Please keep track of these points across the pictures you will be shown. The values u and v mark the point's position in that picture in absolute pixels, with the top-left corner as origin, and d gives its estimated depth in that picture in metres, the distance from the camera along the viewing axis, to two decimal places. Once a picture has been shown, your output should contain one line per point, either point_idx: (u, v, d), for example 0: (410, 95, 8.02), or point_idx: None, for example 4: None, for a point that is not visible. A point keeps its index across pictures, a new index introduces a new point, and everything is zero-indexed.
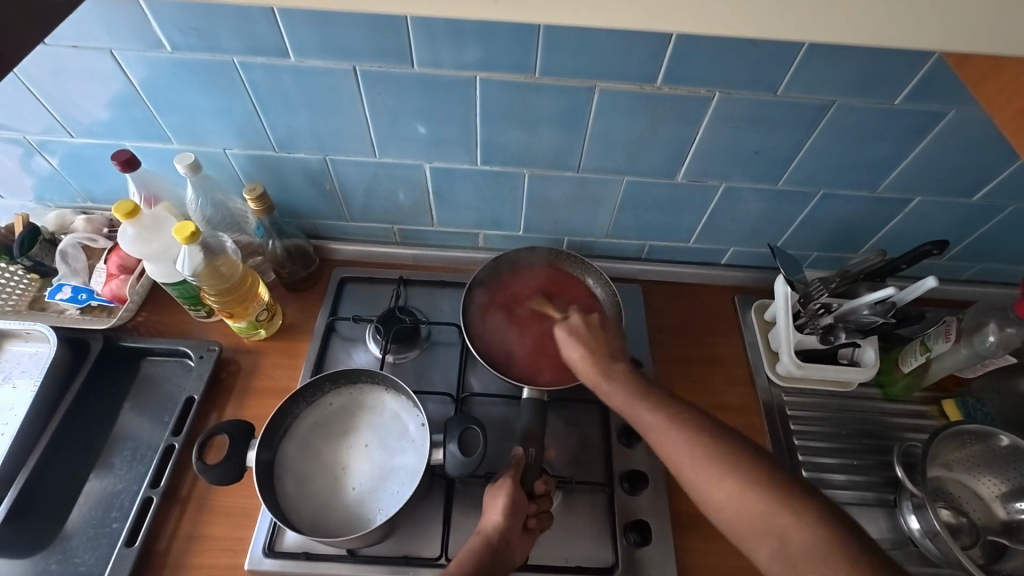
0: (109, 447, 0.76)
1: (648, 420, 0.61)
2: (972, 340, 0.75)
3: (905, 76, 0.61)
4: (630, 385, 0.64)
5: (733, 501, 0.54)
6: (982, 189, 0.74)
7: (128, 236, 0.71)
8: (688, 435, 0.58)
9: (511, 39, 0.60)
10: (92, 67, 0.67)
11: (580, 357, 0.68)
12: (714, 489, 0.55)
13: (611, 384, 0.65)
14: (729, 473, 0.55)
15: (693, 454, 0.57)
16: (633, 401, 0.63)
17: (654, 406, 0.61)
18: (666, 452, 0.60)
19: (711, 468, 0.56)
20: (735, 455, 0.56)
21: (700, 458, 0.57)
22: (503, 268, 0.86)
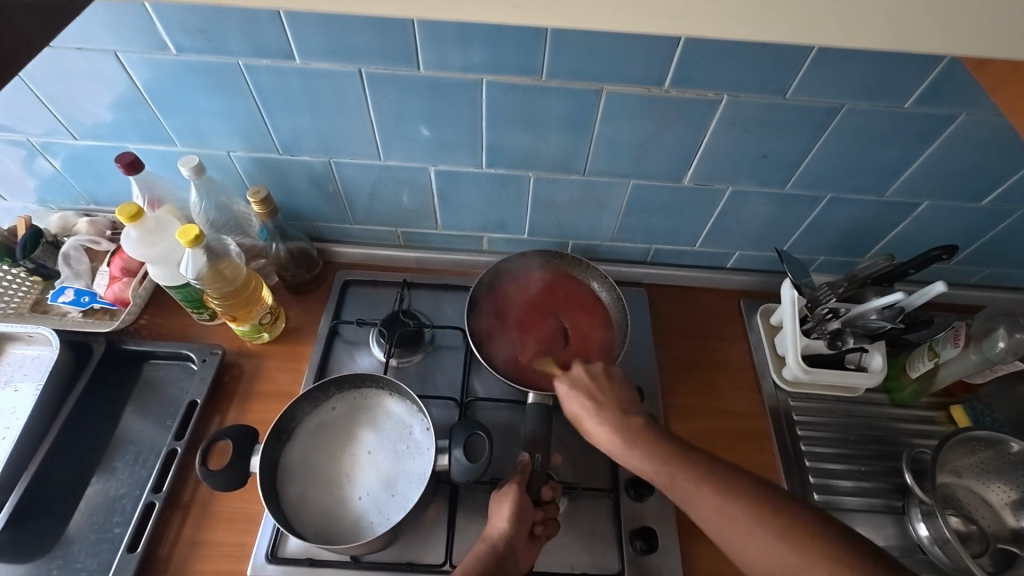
0: (111, 451, 0.75)
1: (682, 489, 0.60)
2: (981, 345, 0.74)
3: (916, 78, 0.61)
4: (652, 449, 0.62)
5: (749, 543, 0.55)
6: (991, 193, 0.74)
7: (131, 238, 0.71)
8: (724, 500, 0.57)
9: (518, 40, 0.60)
10: (97, 69, 0.67)
11: (592, 421, 0.66)
12: (764, 559, 0.54)
13: (639, 451, 0.63)
14: (776, 535, 0.54)
15: (735, 518, 0.56)
16: (666, 467, 0.61)
17: (685, 472, 0.60)
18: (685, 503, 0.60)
19: (756, 534, 0.55)
20: (779, 518, 0.55)
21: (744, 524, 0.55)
22: (536, 262, 0.87)
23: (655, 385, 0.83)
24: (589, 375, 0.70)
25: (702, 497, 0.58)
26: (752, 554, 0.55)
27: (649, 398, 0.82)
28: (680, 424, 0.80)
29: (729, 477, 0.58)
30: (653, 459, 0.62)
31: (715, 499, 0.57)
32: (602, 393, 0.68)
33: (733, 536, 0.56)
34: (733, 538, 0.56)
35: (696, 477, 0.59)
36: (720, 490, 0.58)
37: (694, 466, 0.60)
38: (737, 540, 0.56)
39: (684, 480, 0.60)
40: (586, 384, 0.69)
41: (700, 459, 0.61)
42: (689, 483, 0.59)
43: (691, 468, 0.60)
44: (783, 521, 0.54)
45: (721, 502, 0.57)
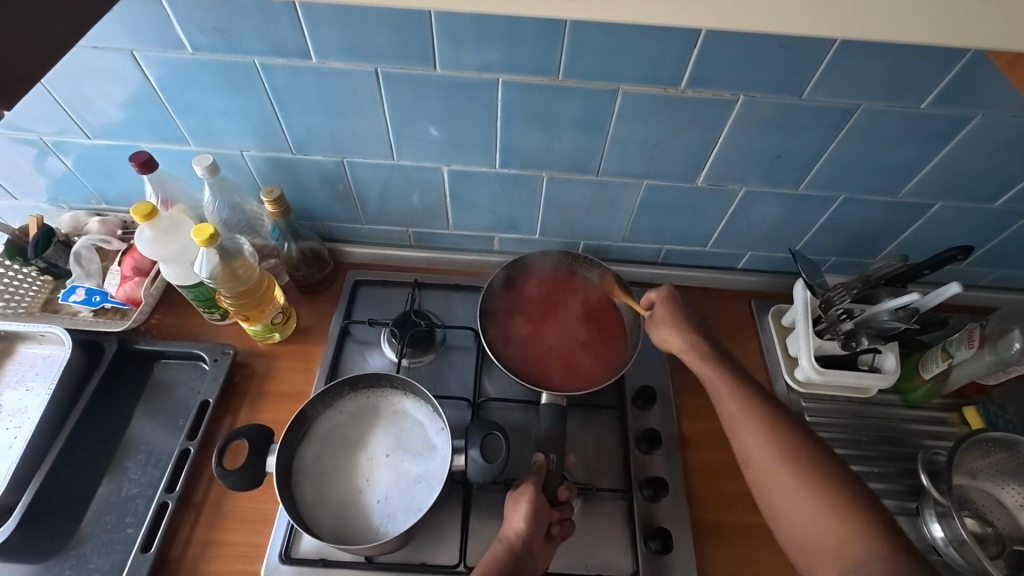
0: (122, 451, 0.75)
1: (739, 423, 0.67)
2: (996, 346, 0.74)
3: (936, 77, 0.60)
4: (740, 396, 0.68)
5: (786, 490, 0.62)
6: (1004, 195, 0.74)
7: (145, 238, 0.70)
8: (790, 471, 0.62)
9: (535, 38, 0.60)
10: (112, 67, 0.66)
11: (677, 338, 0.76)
12: (805, 522, 0.60)
13: (728, 394, 0.69)
14: (834, 513, 0.59)
15: (794, 486, 0.61)
16: (749, 425, 0.65)
17: (766, 435, 0.64)
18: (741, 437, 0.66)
19: (814, 509, 0.60)
20: (842, 498, 0.59)
21: (802, 493, 0.60)
22: (557, 258, 0.86)
23: (667, 387, 0.82)
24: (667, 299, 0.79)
25: (762, 445, 0.64)
26: (792, 513, 0.61)
27: (660, 397, 0.81)
28: (692, 424, 0.80)
29: (811, 453, 0.63)
30: (744, 409, 0.67)
31: (781, 463, 0.62)
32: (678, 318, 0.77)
33: (783, 494, 0.62)
34: (768, 475, 0.63)
35: (775, 439, 0.64)
36: (787, 456, 0.63)
37: (777, 432, 0.64)
38: (788, 500, 0.61)
39: (759, 439, 0.64)
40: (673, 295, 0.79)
41: (792, 432, 0.64)
42: (759, 431, 0.65)
43: (773, 434, 0.64)
44: (845, 504, 0.59)
45: (787, 472, 0.62)
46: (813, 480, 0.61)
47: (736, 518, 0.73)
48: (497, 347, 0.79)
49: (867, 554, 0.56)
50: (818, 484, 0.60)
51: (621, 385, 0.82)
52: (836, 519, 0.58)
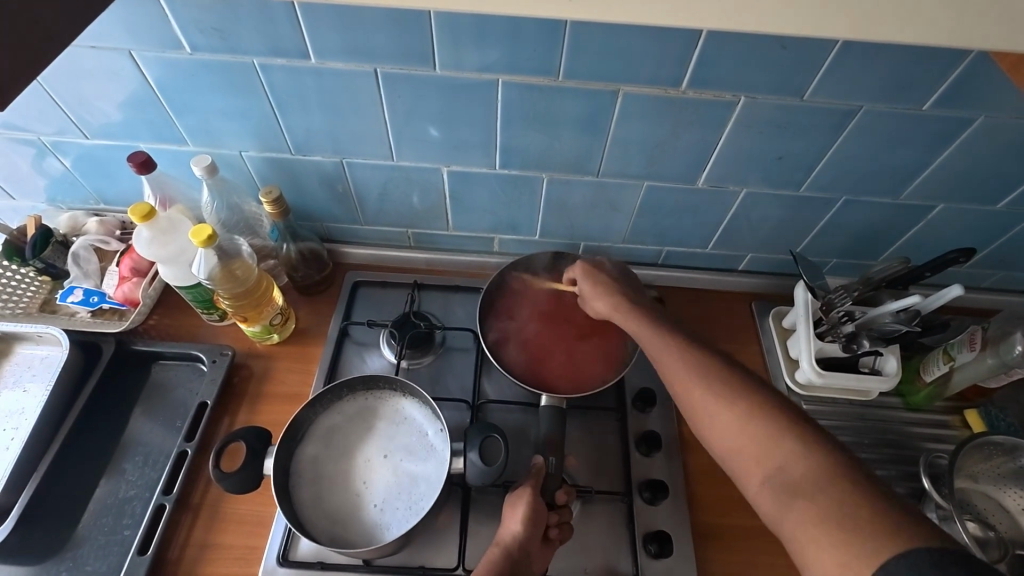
0: (120, 452, 0.75)
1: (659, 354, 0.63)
2: (998, 348, 0.74)
3: (938, 79, 0.60)
4: (666, 336, 0.63)
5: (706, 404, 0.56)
6: (1006, 197, 0.74)
7: (143, 239, 0.70)
8: (713, 389, 0.56)
9: (536, 38, 0.59)
10: (110, 67, 0.66)
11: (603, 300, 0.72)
12: (732, 437, 0.53)
13: (652, 334, 0.65)
14: (754, 420, 0.52)
15: (715, 402, 0.55)
16: (673, 356, 0.61)
17: (688, 362, 0.59)
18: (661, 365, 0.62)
19: (737, 420, 0.53)
20: (763, 405, 0.53)
21: (723, 408, 0.54)
22: (557, 256, 0.85)
23: (667, 389, 0.82)
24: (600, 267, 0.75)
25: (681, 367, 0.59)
26: (718, 431, 0.54)
27: (660, 399, 0.81)
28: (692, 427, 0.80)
29: (734, 372, 0.57)
30: (667, 349, 0.62)
31: (704, 383, 0.57)
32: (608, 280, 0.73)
33: (708, 416, 0.56)
34: (691, 400, 0.58)
35: (697, 363, 0.59)
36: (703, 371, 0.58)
37: (700, 358, 0.59)
38: (714, 420, 0.55)
39: (683, 365, 0.59)
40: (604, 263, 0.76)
41: (715, 358, 0.59)
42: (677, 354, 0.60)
43: (696, 360, 0.59)
44: (767, 410, 0.52)
45: (710, 390, 0.56)
46: (735, 393, 0.54)
47: (735, 520, 0.73)
48: (497, 348, 0.79)
49: (790, 454, 0.49)
50: (741, 396, 0.54)
51: (620, 387, 0.82)
52: (757, 425, 0.52)
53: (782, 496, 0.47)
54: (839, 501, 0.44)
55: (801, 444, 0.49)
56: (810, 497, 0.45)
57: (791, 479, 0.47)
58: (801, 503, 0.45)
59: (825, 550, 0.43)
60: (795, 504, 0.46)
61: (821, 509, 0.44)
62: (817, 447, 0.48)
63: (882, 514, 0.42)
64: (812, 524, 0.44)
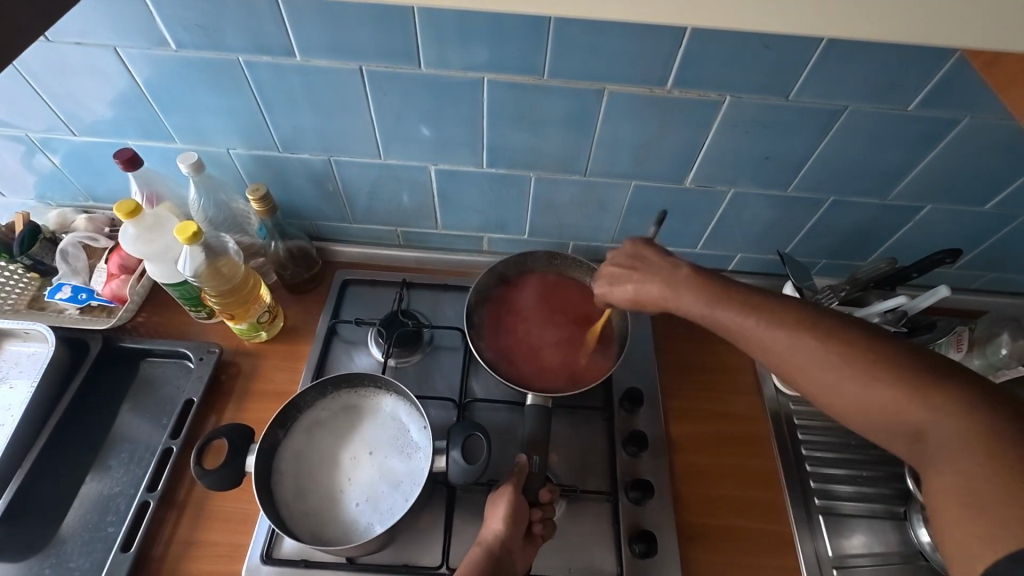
0: (106, 449, 0.75)
1: (740, 326, 0.55)
2: (985, 350, 0.74)
3: (923, 79, 0.60)
4: (742, 310, 0.56)
5: (812, 370, 0.51)
6: (995, 197, 0.73)
7: (129, 235, 0.70)
8: (821, 355, 0.50)
9: (521, 37, 0.59)
10: (96, 64, 0.66)
11: (640, 284, 0.63)
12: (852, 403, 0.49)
13: (722, 304, 0.57)
14: (883, 382, 0.47)
15: (828, 369, 0.50)
16: (765, 322, 0.54)
17: (782, 329, 0.53)
18: (738, 337, 0.56)
19: (860, 385, 0.48)
20: (894, 365, 0.47)
21: (837, 371, 0.49)
22: (549, 260, 0.85)
23: (655, 389, 0.82)
24: (616, 259, 0.67)
25: (775, 334, 0.53)
26: (834, 399, 0.50)
27: (648, 399, 0.81)
28: (679, 427, 0.80)
29: (853, 331, 0.50)
30: (750, 318, 0.55)
31: (812, 347, 0.51)
32: (645, 262, 0.65)
33: (819, 384, 0.51)
34: (793, 366, 0.52)
35: (800, 327, 0.52)
36: (805, 334, 0.52)
37: (800, 320, 0.53)
38: (826, 387, 0.50)
39: (780, 333, 0.53)
40: (637, 247, 0.66)
41: (822, 317, 0.52)
42: (766, 320, 0.54)
43: (790, 325, 0.53)
44: (893, 370, 0.47)
45: (822, 355, 0.50)
46: (852, 356, 0.49)
47: (721, 521, 0.73)
48: (485, 351, 0.78)
49: (927, 418, 0.45)
50: (864, 357, 0.49)
51: (609, 386, 0.82)
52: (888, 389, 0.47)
53: (924, 463, 0.45)
54: (987, 474, 0.40)
55: (940, 406, 0.45)
56: (954, 466, 0.42)
57: (932, 450, 0.44)
58: (945, 474, 0.43)
59: (960, 521, 0.40)
60: (936, 474, 0.43)
61: (961, 479, 0.41)
62: (959, 409, 0.44)
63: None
64: (953, 494, 0.41)
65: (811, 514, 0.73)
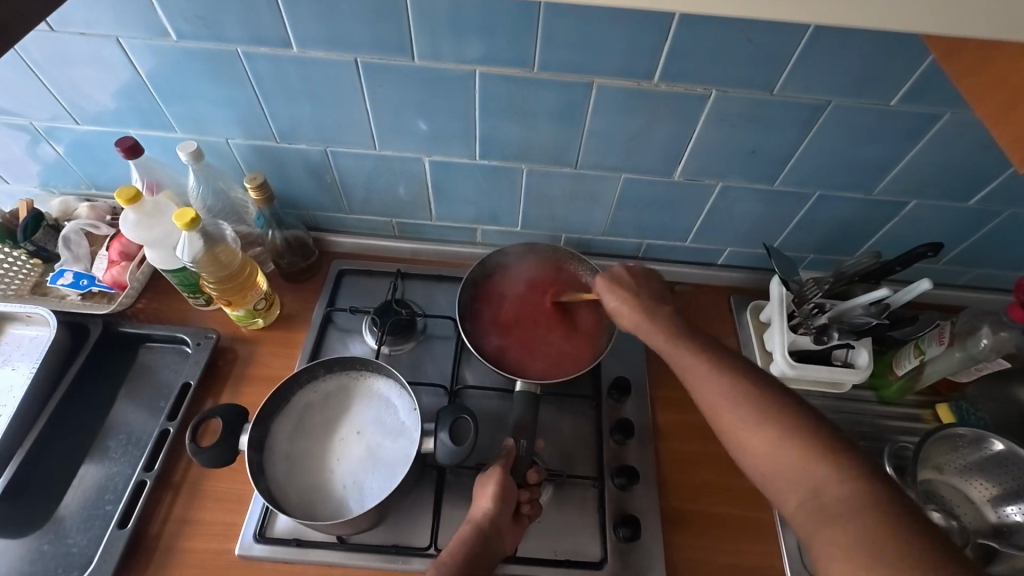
0: (105, 431, 0.77)
1: (691, 369, 0.61)
2: (965, 344, 0.75)
3: (903, 75, 0.62)
4: (696, 354, 0.61)
5: (737, 418, 0.55)
6: (978, 193, 0.75)
7: (130, 222, 0.72)
8: (749, 403, 0.55)
9: (510, 32, 0.61)
10: (99, 54, 0.68)
11: (623, 307, 0.70)
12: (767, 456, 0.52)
13: (683, 352, 0.62)
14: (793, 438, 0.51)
15: (750, 422, 0.54)
16: (709, 373, 0.59)
17: (723, 376, 0.58)
18: (686, 375, 0.61)
19: (768, 434, 0.53)
20: (806, 426, 0.52)
21: (757, 423, 0.53)
22: (549, 254, 0.87)
23: (643, 378, 0.84)
24: (631, 273, 0.73)
25: (714, 381, 0.58)
26: (750, 448, 0.54)
27: (635, 389, 0.83)
28: (666, 415, 0.81)
29: (772, 391, 0.55)
30: (697, 361, 0.60)
31: (739, 395, 0.56)
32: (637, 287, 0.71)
33: (737, 427, 0.55)
34: (721, 411, 0.56)
35: (731, 375, 0.58)
36: (736, 384, 0.57)
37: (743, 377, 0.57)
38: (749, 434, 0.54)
39: (711, 376, 0.58)
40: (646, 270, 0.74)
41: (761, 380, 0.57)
42: (704, 367, 0.60)
43: (728, 374, 0.58)
44: (803, 431, 0.51)
45: (748, 409, 0.54)
46: (771, 409, 0.54)
47: (705, 508, 0.74)
48: (478, 340, 0.80)
49: (829, 479, 0.48)
50: (782, 415, 0.53)
51: (597, 375, 0.83)
52: (794, 443, 0.51)
53: (812, 518, 0.48)
54: (870, 529, 0.44)
55: (838, 469, 0.48)
56: (844, 522, 0.45)
57: (826, 503, 0.47)
58: (834, 529, 0.46)
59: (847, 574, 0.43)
60: (826, 528, 0.46)
61: (847, 536, 0.45)
62: (854, 472, 0.48)
63: (912, 550, 0.42)
64: (840, 549, 0.44)
65: None
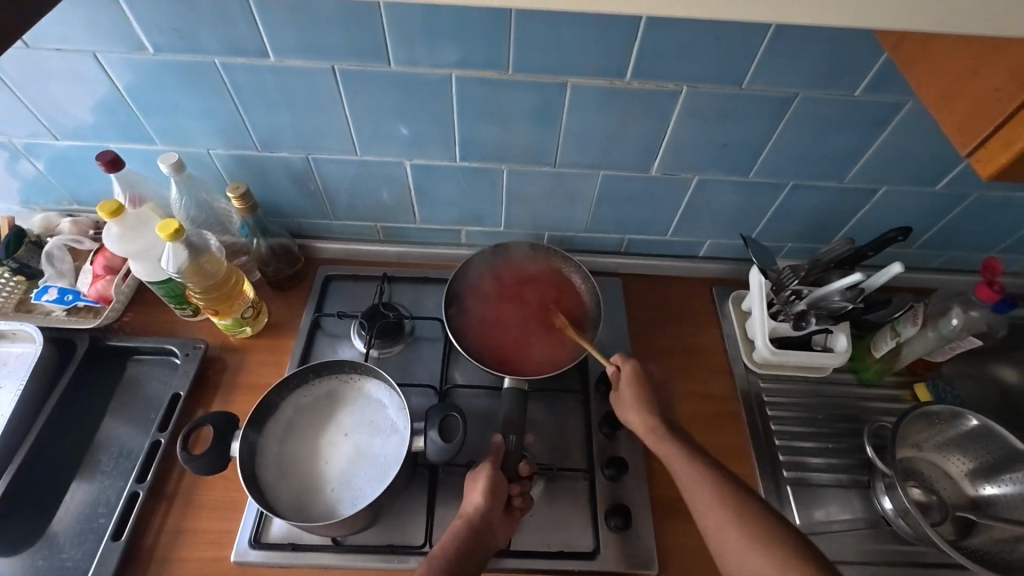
0: (96, 444, 0.77)
1: (692, 488, 0.64)
2: (937, 324, 0.77)
3: (865, 66, 0.64)
4: (696, 465, 0.65)
5: (733, 541, 0.59)
6: (944, 177, 0.77)
7: (114, 235, 0.73)
8: (746, 528, 0.59)
9: (484, 36, 0.62)
10: (77, 70, 0.68)
11: (633, 411, 0.71)
12: (743, 564, 0.58)
13: (685, 463, 0.66)
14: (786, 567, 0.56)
15: (744, 540, 0.59)
16: (692, 473, 0.65)
17: (721, 496, 0.62)
18: (686, 490, 0.65)
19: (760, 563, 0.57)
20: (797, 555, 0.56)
21: (753, 550, 0.58)
22: (532, 252, 0.88)
23: None
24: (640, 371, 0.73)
25: (709, 500, 0.62)
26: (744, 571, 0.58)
27: None
28: None
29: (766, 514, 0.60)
30: (694, 475, 0.64)
31: (737, 522, 0.60)
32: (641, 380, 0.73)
33: (733, 551, 0.59)
34: (720, 535, 0.61)
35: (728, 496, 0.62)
36: (732, 505, 0.61)
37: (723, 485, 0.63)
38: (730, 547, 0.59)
39: (708, 497, 0.62)
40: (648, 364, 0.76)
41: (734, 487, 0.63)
42: (701, 480, 0.64)
43: (726, 494, 0.62)
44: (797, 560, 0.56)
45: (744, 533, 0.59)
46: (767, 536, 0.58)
47: None
48: (465, 341, 0.81)
49: None
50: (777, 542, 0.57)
51: (584, 370, 0.85)
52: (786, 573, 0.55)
53: None
54: None
55: None
56: None
57: None
58: None
59: None
60: None
61: None
62: None
63: None
64: None
65: (779, 484, 0.76)
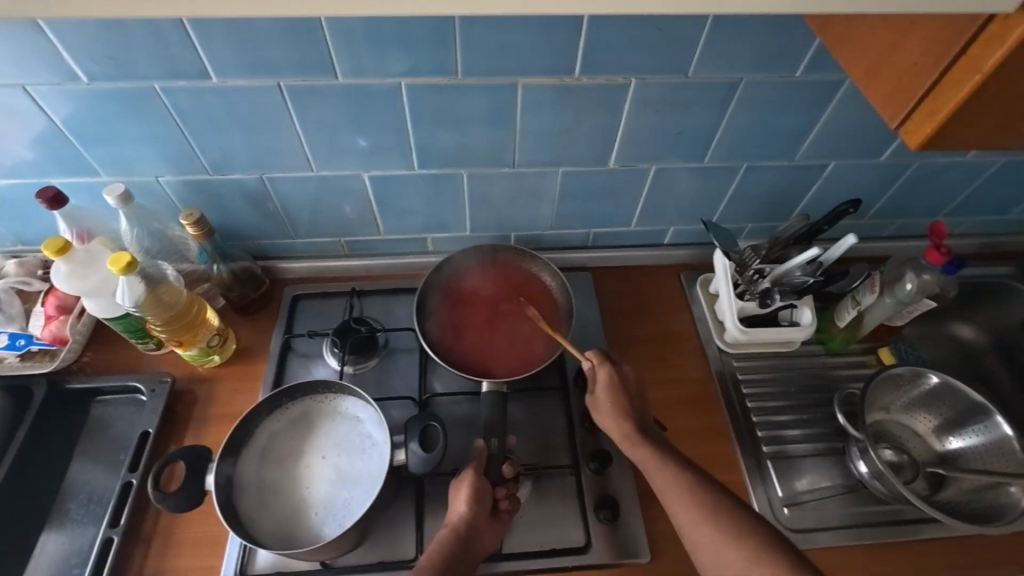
0: (64, 492, 0.74)
1: (667, 490, 0.65)
2: (894, 290, 0.81)
3: (804, 46, 0.66)
4: (672, 468, 0.66)
5: (710, 542, 0.62)
6: (888, 148, 0.80)
7: (62, 273, 0.70)
8: (721, 526, 0.62)
9: (431, 42, 0.62)
10: (8, 105, 0.65)
11: (612, 418, 0.71)
12: (720, 562, 0.61)
13: (662, 466, 0.67)
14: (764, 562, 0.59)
15: (721, 540, 0.61)
16: (669, 477, 0.66)
17: (697, 496, 0.64)
18: (663, 494, 0.66)
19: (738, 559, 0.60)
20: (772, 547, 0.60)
21: (732, 549, 0.60)
22: (497, 253, 0.88)
23: None
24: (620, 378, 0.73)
25: (685, 503, 0.64)
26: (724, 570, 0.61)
27: None
28: None
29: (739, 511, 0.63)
30: (671, 477, 0.66)
31: (715, 523, 0.62)
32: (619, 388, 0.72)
33: (710, 553, 0.62)
34: (698, 536, 0.63)
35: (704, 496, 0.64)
36: (708, 507, 0.63)
37: (701, 485, 0.65)
38: (710, 550, 0.62)
39: (685, 499, 0.64)
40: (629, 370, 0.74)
41: (710, 488, 0.65)
42: (677, 484, 0.65)
43: (702, 494, 0.64)
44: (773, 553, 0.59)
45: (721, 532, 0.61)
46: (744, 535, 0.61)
47: None
48: (440, 348, 0.81)
49: None
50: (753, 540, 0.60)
51: (561, 366, 0.85)
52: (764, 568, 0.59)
53: None
54: None
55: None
56: None
57: None
58: None
59: None
60: None
61: None
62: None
63: None
64: None
65: (760, 459, 0.78)
